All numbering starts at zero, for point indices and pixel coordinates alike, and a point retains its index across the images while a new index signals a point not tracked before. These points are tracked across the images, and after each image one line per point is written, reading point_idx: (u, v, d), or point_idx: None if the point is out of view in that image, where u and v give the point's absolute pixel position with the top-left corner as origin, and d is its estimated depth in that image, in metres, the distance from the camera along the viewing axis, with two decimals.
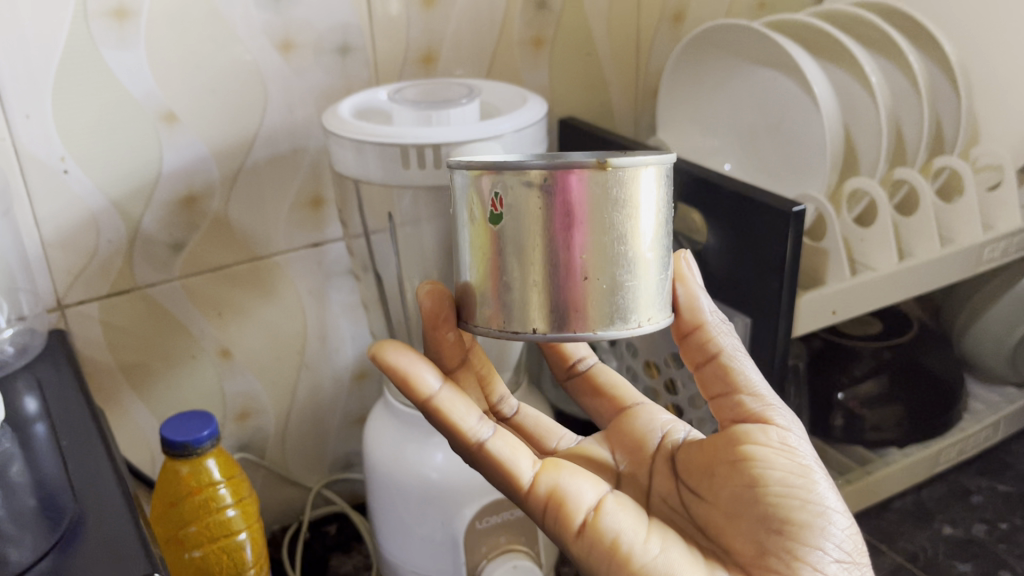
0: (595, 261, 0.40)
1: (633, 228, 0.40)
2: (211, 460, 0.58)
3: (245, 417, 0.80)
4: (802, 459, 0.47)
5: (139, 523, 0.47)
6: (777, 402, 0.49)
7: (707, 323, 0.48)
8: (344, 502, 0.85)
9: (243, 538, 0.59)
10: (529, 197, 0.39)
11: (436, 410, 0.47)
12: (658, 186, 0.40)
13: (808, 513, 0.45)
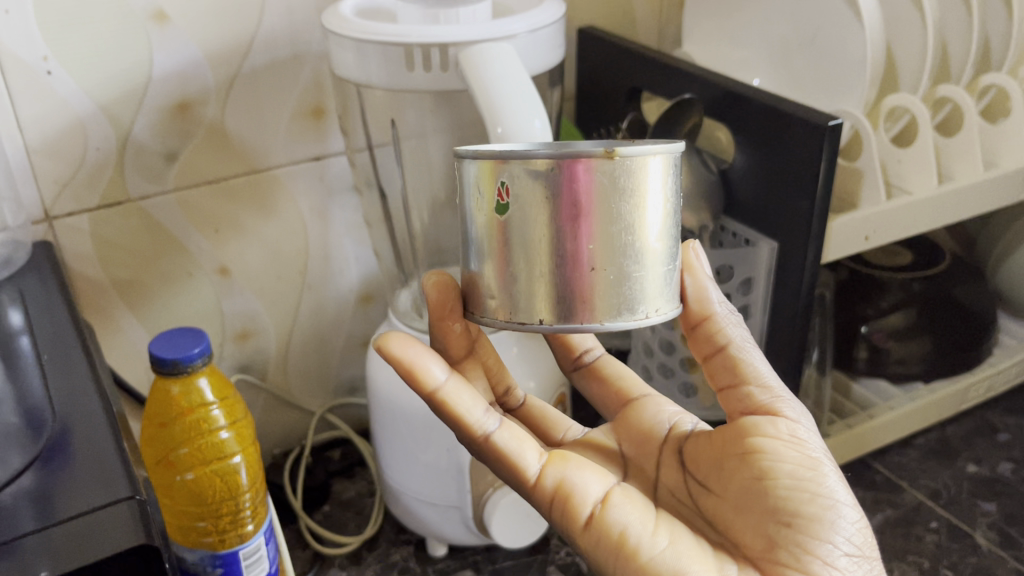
0: (603, 252, 0.38)
1: (639, 218, 0.38)
2: (203, 379, 0.55)
3: (245, 337, 0.77)
4: (811, 451, 0.45)
5: (120, 443, 0.45)
6: (787, 394, 0.47)
7: (715, 313, 0.46)
8: (349, 428, 0.83)
9: (238, 461, 0.56)
10: (533, 186, 0.37)
11: (443, 403, 0.45)
12: (665, 176, 0.38)
13: (818, 506, 0.43)
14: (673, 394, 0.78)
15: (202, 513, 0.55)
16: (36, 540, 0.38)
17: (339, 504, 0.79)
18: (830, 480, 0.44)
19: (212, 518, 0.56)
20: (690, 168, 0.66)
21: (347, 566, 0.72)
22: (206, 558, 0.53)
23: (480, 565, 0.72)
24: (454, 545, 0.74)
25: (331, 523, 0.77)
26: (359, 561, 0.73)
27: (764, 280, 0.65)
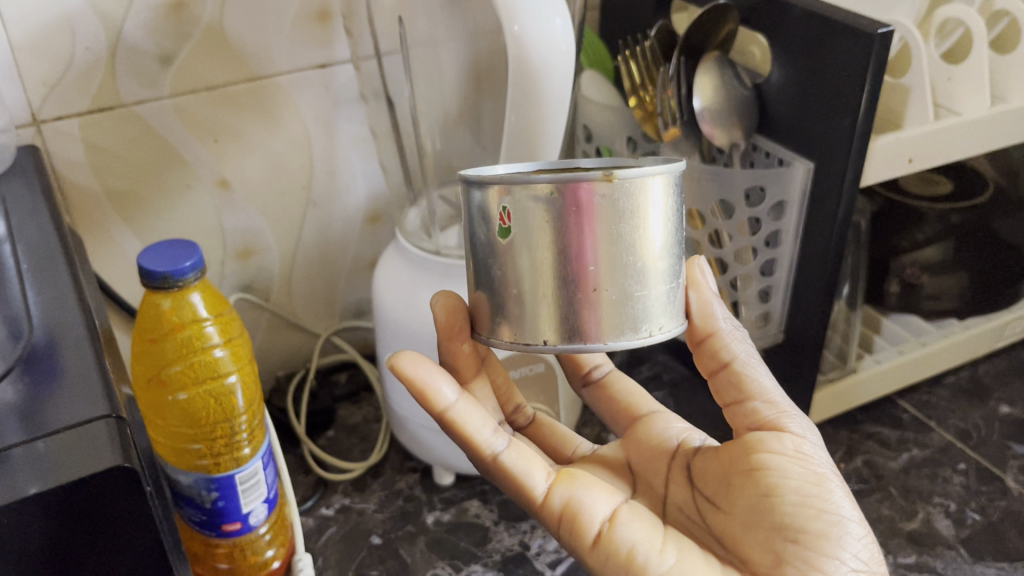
0: (606, 273, 0.37)
1: (641, 238, 0.37)
2: (195, 295, 0.52)
3: (246, 255, 0.74)
4: (818, 467, 0.43)
5: (102, 358, 0.42)
6: (792, 409, 0.46)
7: (721, 333, 0.46)
8: (355, 352, 0.80)
9: (233, 381, 0.53)
10: (537, 209, 0.36)
11: (452, 422, 0.45)
12: (666, 197, 0.38)
13: (825, 522, 0.42)
14: None
15: (196, 436, 0.53)
16: (17, 455, 0.35)
17: (344, 430, 0.77)
18: (835, 496, 0.43)
19: (207, 441, 0.53)
20: (719, 85, 0.62)
21: (351, 493, 0.70)
22: (201, 482, 0.51)
23: (488, 495, 0.70)
24: (461, 474, 0.71)
25: (335, 449, 0.74)
26: (364, 488, 0.71)
27: (798, 204, 0.60)
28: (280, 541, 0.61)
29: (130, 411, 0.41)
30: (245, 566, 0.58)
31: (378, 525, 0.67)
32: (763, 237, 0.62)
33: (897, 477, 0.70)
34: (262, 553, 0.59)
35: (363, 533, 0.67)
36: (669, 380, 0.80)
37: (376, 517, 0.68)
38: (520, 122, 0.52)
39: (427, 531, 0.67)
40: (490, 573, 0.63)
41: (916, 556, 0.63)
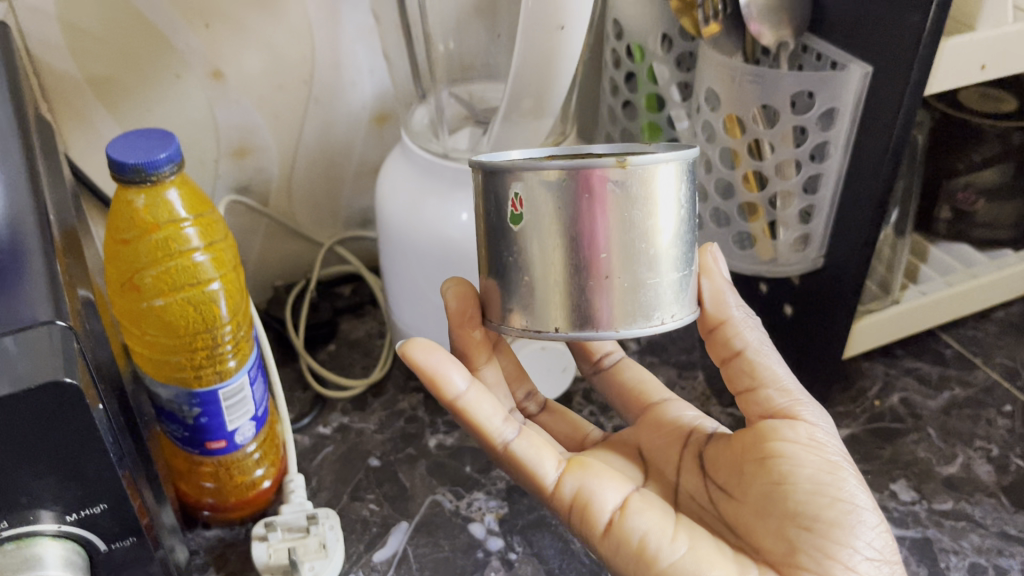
0: (618, 261, 0.36)
1: (653, 226, 0.36)
2: (173, 192, 0.48)
3: (243, 153, 0.68)
4: (832, 455, 0.42)
5: (52, 252, 0.36)
6: (807, 397, 0.44)
7: (733, 321, 0.44)
8: (359, 264, 0.75)
9: (216, 289, 0.49)
10: (547, 195, 0.35)
11: (463, 411, 0.43)
12: (678, 184, 0.36)
13: (839, 510, 0.39)
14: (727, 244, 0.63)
15: (177, 346, 0.49)
16: None
17: (346, 344, 0.72)
18: (849, 485, 0.41)
19: (188, 352, 0.49)
20: None
21: (350, 412, 0.66)
22: (181, 396, 0.48)
23: None
24: None
25: (336, 365, 0.70)
26: (363, 407, 0.67)
27: (851, 111, 0.53)
28: (270, 460, 0.57)
29: (82, 317, 0.35)
30: (231, 486, 0.55)
31: (377, 447, 0.63)
32: (808, 149, 0.55)
33: (936, 417, 0.65)
34: (252, 473, 0.56)
35: (361, 455, 0.63)
36: None
37: (375, 438, 0.64)
38: (540, 7, 0.44)
39: (428, 455, 0.63)
40: (493, 502, 0.59)
41: (954, 503, 0.58)
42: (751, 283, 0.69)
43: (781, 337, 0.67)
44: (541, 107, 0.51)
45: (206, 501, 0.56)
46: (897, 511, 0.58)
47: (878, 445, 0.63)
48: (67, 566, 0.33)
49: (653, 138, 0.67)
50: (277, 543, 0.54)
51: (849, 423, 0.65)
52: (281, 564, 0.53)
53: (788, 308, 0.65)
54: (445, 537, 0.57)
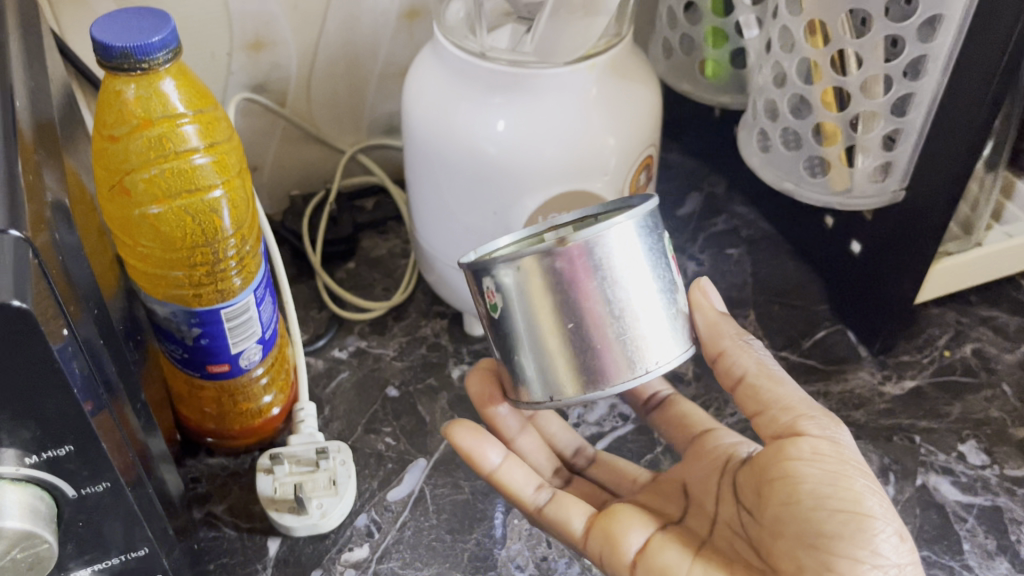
0: (592, 322, 0.35)
1: (618, 288, 0.35)
2: (169, 82, 0.42)
3: (258, 48, 0.61)
4: (838, 463, 0.37)
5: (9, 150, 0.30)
6: (815, 408, 0.39)
7: (732, 345, 0.41)
8: (383, 176, 0.69)
9: (218, 197, 0.44)
10: (523, 279, 0.35)
11: (499, 483, 0.44)
12: (635, 242, 0.35)
13: (840, 521, 0.35)
14: (795, 170, 0.54)
15: (174, 259, 0.44)
16: None
17: (366, 263, 0.67)
18: (861, 494, 0.36)
19: (187, 267, 0.45)
20: None
21: (368, 336, 0.61)
22: (179, 314, 0.44)
23: None
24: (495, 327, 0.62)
25: (355, 285, 0.65)
26: (383, 331, 0.62)
27: (958, 21, 0.45)
28: (279, 386, 0.53)
29: (49, 229, 0.30)
30: (235, 413, 0.51)
31: (395, 375, 0.59)
32: (902, 64, 0.47)
33: (1012, 373, 0.58)
34: (259, 400, 0.51)
35: (378, 383, 0.58)
36: (747, 237, 0.68)
37: (394, 366, 0.59)
38: None
39: (451, 387, 0.58)
40: None
41: None
42: (817, 214, 0.62)
43: (845, 276, 0.60)
44: (596, 2, 0.45)
45: (209, 428, 0.52)
46: (964, 476, 0.53)
47: (946, 401, 0.57)
48: (28, 515, 0.28)
49: (716, 47, 0.59)
50: (283, 478, 0.50)
51: (915, 374, 0.59)
52: (288, 501, 0.49)
53: (855, 245, 0.58)
54: (465, 477, 0.53)
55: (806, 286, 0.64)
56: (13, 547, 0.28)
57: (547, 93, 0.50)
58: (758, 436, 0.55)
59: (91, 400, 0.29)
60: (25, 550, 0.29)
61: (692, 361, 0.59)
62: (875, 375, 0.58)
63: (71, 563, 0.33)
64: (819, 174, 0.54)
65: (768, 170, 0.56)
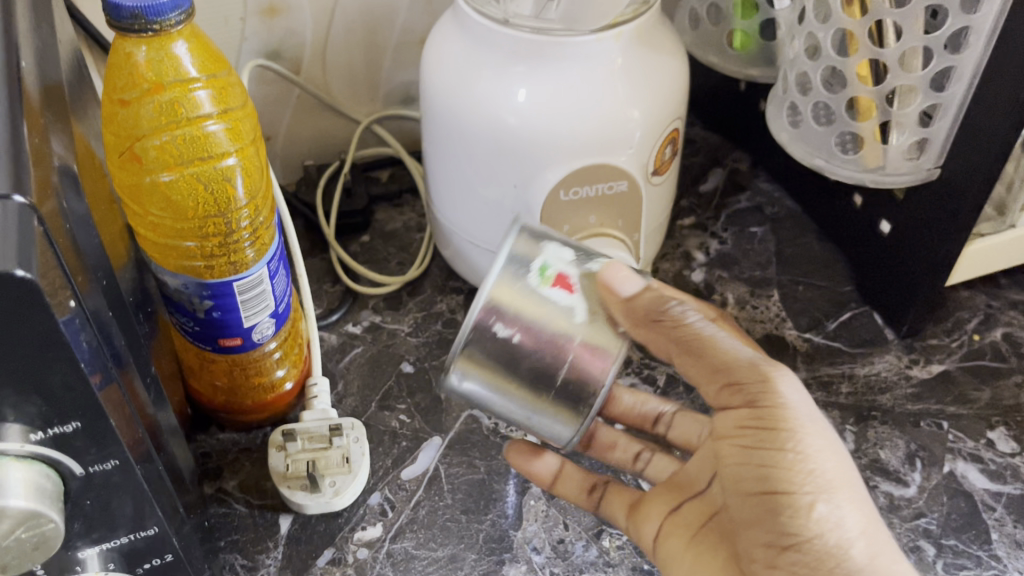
0: (549, 356, 0.37)
1: (548, 318, 0.37)
2: (181, 45, 0.41)
3: (273, 13, 0.59)
4: (765, 440, 0.36)
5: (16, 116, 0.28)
6: (749, 372, 0.37)
7: (655, 324, 0.38)
8: (399, 147, 0.67)
9: (231, 165, 0.43)
10: (475, 371, 0.37)
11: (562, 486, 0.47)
12: (533, 276, 0.37)
13: (759, 504, 0.36)
14: (825, 146, 0.52)
15: (185, 229, 0.43)
16: None
17: (380, 236, 0.65)
18: (782, 473, 0.36)
19: (198, 238, 0.43)
20: None
21: (383, 311, 0.60)
22: (191, 286, 0.43)
23: None
24: None
25: (369, 259, 0.64)
26: (398, 306, 0.60)
27: None
28: (292, 360, 0.52)
29: (56, 194, 0.28)
30: (248, 387, 0.50)
31: (410, 351, 0.57)
32: (944, 36, 0.45)
33: None
34: (272, 373, 0.50)
35: (393, 359, 0.57)
36: (772, 215, 0.66)
37: (409, 342, 0.58)
38: None
39: None
40: None
41: None
42: (845, 192, 0.60)
43: (873, 257, 0.58)
44: None
45: (220, 402, 0.51)
46: (993, 463, 0.51)
47: (975, 386, 0.55)
48: (34, 493, 0.27)
49: (745, 18, 0.57)
50: (295, 454, 0.49)
51: (943, 358, 0.57)
52: (300, 478, 0.48)
53: (884, 225, 0.56)
54: (481, 457, 0.52)
55: (831, 266, 0.62)
56: (18, 526, 0.27)
57: (570, 62, 0.48)
58: None
59: (99, 372, 0.27)
60: (30, 530, 0.28)
61: None
62: (901, 359, 0.57)
63: (80, 541, 0.32)
64: (851, 150, 0.52)
65: (797, 145, 0.54)
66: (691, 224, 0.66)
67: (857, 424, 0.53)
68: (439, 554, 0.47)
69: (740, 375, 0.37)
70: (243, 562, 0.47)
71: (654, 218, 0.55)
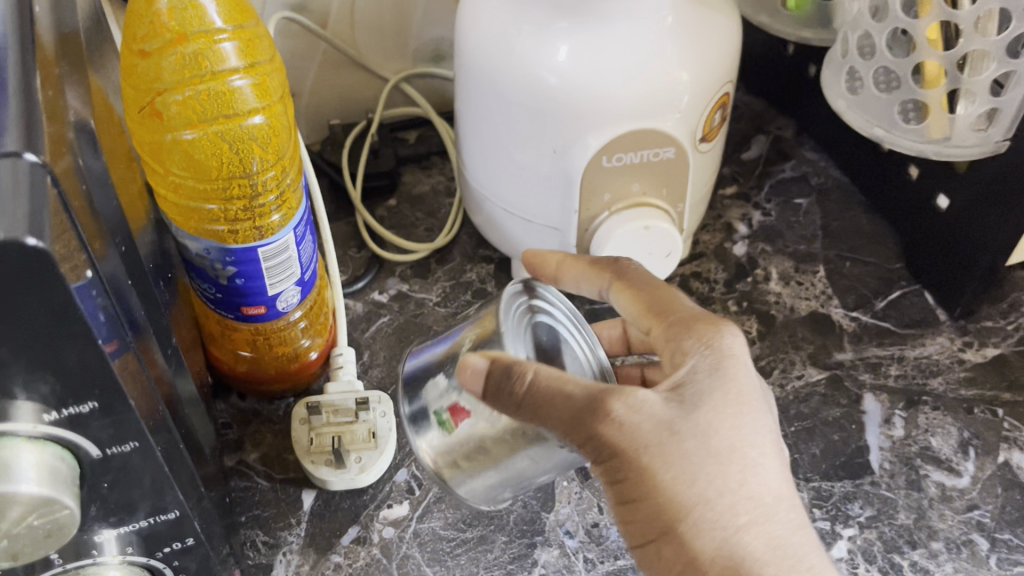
0: (513, 448, 0.35)
1: (480, 437, 0.35)
2: None
3: None
4: (619, 484, 0.33)
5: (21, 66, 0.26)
6: (579, 427, 0.31)
7: (502, 408, 0.32)
8: (428, 107, 0.63)
9: (257, 123, 0.41)
10: (494, 488, 0.37)
11: None
12: (443, 425, 0.36)
13: (638, 539, 0.34)
14: (887, 115, 0.49)
15: (208, 192, 0.41)
16: None
17: (407, 200, 0.63)
18: (648, 514, 0.33)
19: (222, 201, 0.41)
20: None
21: (411, 279, 0.58)
22: (213, 251, 0.40)
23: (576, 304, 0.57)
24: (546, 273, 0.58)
25: (396, 224, 0.61)
26: (426, 275, 0.58)
27: None
28: (317, 330, 0.50)
29: (71, 150, 0.26)
30: (270, 356, 0.48)
31: (439, 322, 0.55)
32: None
33: None
34: (297, 343, 0.48)
35: (420, 330, 0.55)
36: (818, 186, 0.63)
37: (438, 312, 0.56)
38: None
39: None
40: None
41: None
42: (899, 164, 0.56)
43: (928, 233, 0.55)
44: None
45: (242, 372, 0.48)
46: None
47: None
48: (48, 478, 0.25)
49: None
50: (320, 428, 0.47)
51: (998, 342, 0.54)
52: (325, 452, 0.46)
53: (941, 199, 0.53)
54: None
55: (880, 241, 0.59)
56: (30, 512, 0.25)
57: (618, 19, 0.45)
58: (825, 406, 0.51)
59: (116, 340, 0.25)
60: (43, 517, 0.26)
61: (757, 319, 0.55)
62: (954, 341, 0.54)
63: (97, 525, 0.30)
64: (913, 120, 0.49)
65: (856, 113, 0.51)
66: (733, 193, 0.63)
67: (907, 409, 0.51)
68: (468, 535, 0.46)
69: (577, 432, 0.32)
70: (264, 538, 0.45)
71: (699, 188, 0.52)
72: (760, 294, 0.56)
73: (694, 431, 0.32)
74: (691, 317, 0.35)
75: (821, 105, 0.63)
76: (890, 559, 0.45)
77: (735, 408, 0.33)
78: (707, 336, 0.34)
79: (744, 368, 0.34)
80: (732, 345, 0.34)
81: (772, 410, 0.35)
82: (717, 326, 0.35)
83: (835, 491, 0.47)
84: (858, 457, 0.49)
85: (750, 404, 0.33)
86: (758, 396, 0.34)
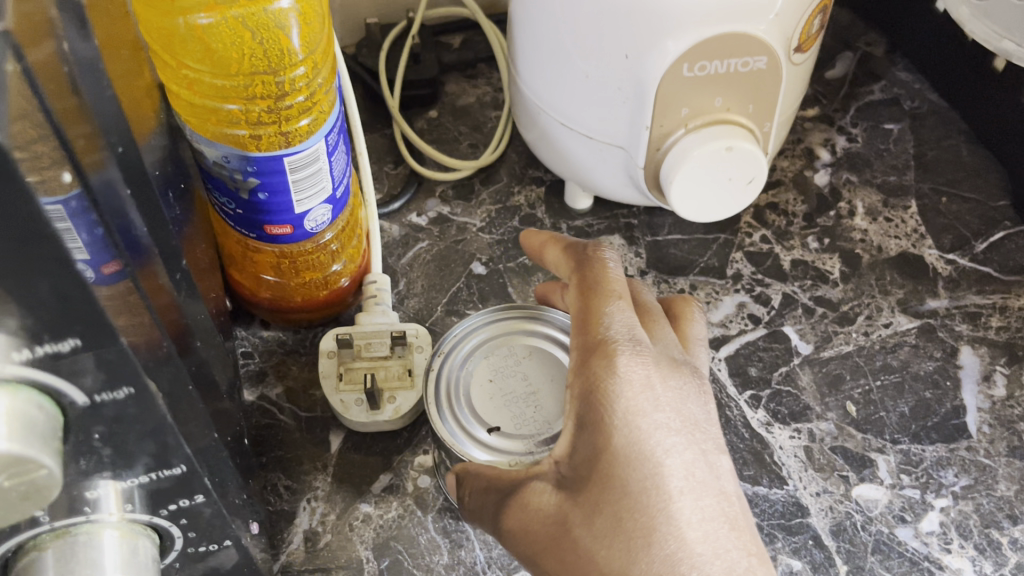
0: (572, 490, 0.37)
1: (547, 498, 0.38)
2: None
3: None
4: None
5: None
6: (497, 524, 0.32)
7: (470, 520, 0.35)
8: (476, 8, 0.56)
9: (287, 10, 0.35)
10: None
11: None
12: None
13: None
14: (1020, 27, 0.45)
15: (228, 88, 0.36)
16: None
17: (450, 112, 0.57)
18: None
19: (244, 100, 0.36)
20: None
21: (452, 201, 0.52)
22: (233, 160, 0.35)
23: (636, 235, 0.51)
24: (603, 199, 0.52)
25: (437, 138, 0.55)
26: (469, 197, 0.52)
27: None
28: (350, 253, 0.45)
29: (52, 27, 0.20)
30: (298, 282, 0.43)
31: (483, 250, 0.50)
32: None
33: None
34: (327, 268, 0.44)
35: (462, 258, 0.49)
36: (912, 109, 0.56)
37: (481, 239, 0.50)
38: None
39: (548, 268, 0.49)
40: None
41: None
42: (1015, 89, 0.49)
43: None
44: None
45: (265, 298, 0.44)
46: None
47: None
48: (21, 430, 0.21)
49: None
50: (350, 363, 0.42)
51: None
52: (355, 390, 0.41)
53: None
54: None
55: (982, 174, 0.52)
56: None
57: None
58: (917, 359, 0.45)
59: (115, 263, 0.21)
60: (15, 477, 0.21)
61: (840, 258, 0.49)
62: None
63: (90, 477, 0.25)
64: None
65: (978, 23, 0.46)
66: (815, 115, 0.56)
67: (1010, 365, 0.45)
68: None
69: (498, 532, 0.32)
70: (287, 483, 0.41)
71: (785, 108, 0.45)
72: (844, 231, 0.50)
73: (583, 513, 0.29)
74: (592, 345, 0.31)
75: (921, 17, 0.55)
76: (987, 535, 0.40)
77: (617, 470, 0.29)
78: (593, 377, 0.30)
79: (634, 414, 0.30)
80: (619, 385, 0.30)
81: (691, 442, 0.30)
82: (612, 355, 0.31)
83: (926, 456, 0.42)
84: (954, 418, 0.43)
85: (640, 459, 0.29)
86: (655, 440, 0.30)
